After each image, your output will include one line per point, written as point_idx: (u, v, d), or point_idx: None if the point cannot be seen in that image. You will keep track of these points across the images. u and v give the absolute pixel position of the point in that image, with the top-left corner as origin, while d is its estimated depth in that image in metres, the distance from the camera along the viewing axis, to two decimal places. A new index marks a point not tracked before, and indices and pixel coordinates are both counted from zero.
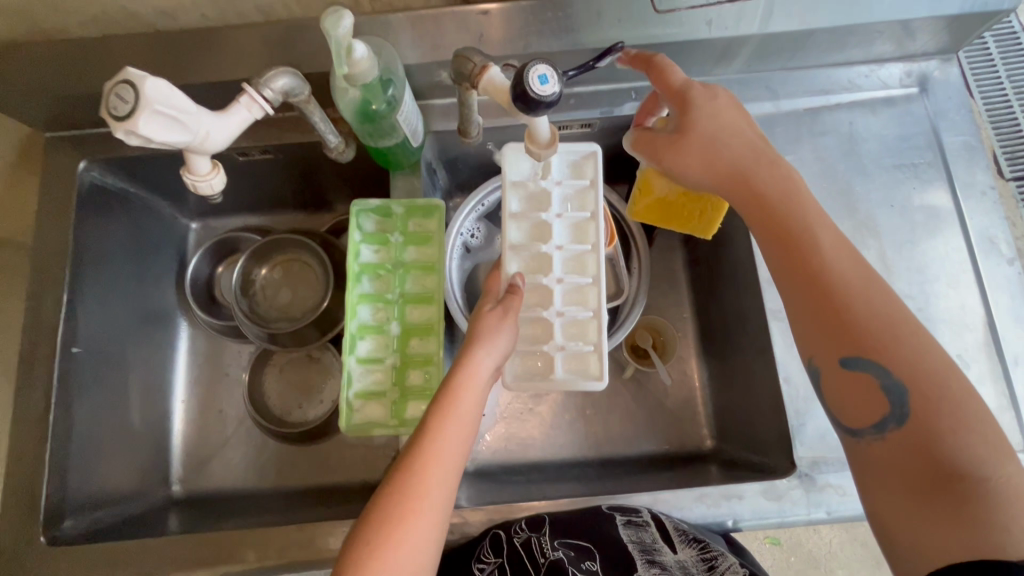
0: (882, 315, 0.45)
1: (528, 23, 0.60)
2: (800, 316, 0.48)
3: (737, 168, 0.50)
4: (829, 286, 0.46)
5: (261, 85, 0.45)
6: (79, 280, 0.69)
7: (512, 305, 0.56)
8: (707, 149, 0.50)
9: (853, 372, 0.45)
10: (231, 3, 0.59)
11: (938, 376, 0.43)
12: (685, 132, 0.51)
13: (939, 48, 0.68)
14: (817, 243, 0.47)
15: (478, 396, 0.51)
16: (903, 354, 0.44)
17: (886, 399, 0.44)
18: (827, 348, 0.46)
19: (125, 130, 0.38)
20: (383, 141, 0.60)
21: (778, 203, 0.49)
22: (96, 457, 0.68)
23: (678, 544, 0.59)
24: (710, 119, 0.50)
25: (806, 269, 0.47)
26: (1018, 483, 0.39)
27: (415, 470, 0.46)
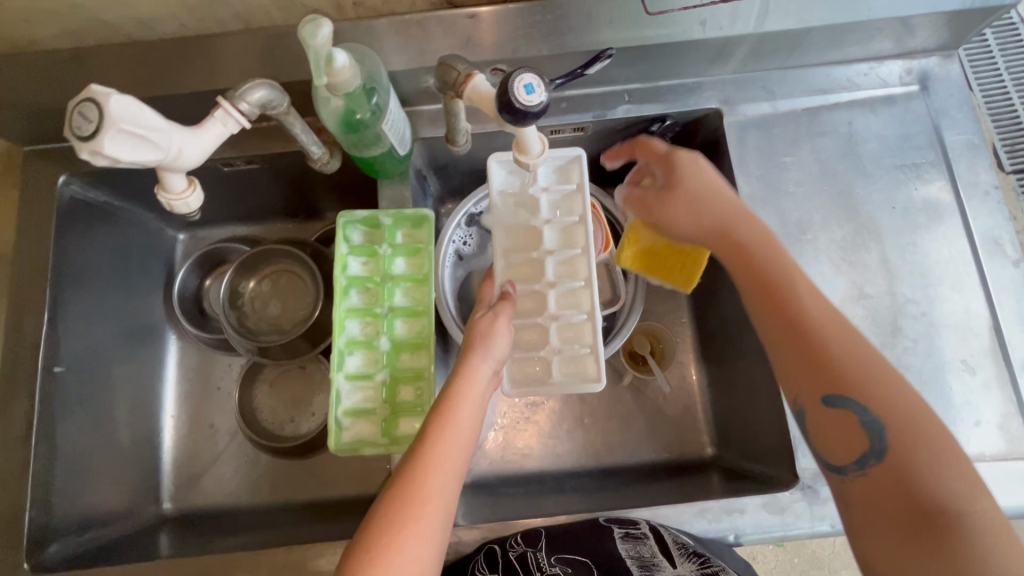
0: (855, 355, 0.45)
1: (516, 26, 0.59)
2: (781, 355, 0.48)
3: (721, 218, 0.52)
4: (806, 328, 0.47)
5: (236, 98, 0.46)
6: (61, 298, 0.67)
7: (504, 310, 0.56)
8: (692, 204, 0.53)
9: (834, 411, 0.45)
10: (210, 11, 0.57)
11: (915, 414, 0.43)
12: (671, 188, 0.55)
13: (939, 44, 0.67)
14: (794, 287, 0.48)
15: (477, 405, 0.51)
16: (879, 391, 0.44)
17: (867, 436, 0.44)
18: (807, 384, 0.46)
19: (89, 150, 0.38)
20: (369, 151, 0.58)
21: (757, 252, 0.51)
22: (82, 478, 0.67)
23: (678, 559, 0.57)
24: (693, 180, 0.54)
25: (786, 307, 0.48)
26: (994, 518, 0.39)
27: (416, 480, 0.46)
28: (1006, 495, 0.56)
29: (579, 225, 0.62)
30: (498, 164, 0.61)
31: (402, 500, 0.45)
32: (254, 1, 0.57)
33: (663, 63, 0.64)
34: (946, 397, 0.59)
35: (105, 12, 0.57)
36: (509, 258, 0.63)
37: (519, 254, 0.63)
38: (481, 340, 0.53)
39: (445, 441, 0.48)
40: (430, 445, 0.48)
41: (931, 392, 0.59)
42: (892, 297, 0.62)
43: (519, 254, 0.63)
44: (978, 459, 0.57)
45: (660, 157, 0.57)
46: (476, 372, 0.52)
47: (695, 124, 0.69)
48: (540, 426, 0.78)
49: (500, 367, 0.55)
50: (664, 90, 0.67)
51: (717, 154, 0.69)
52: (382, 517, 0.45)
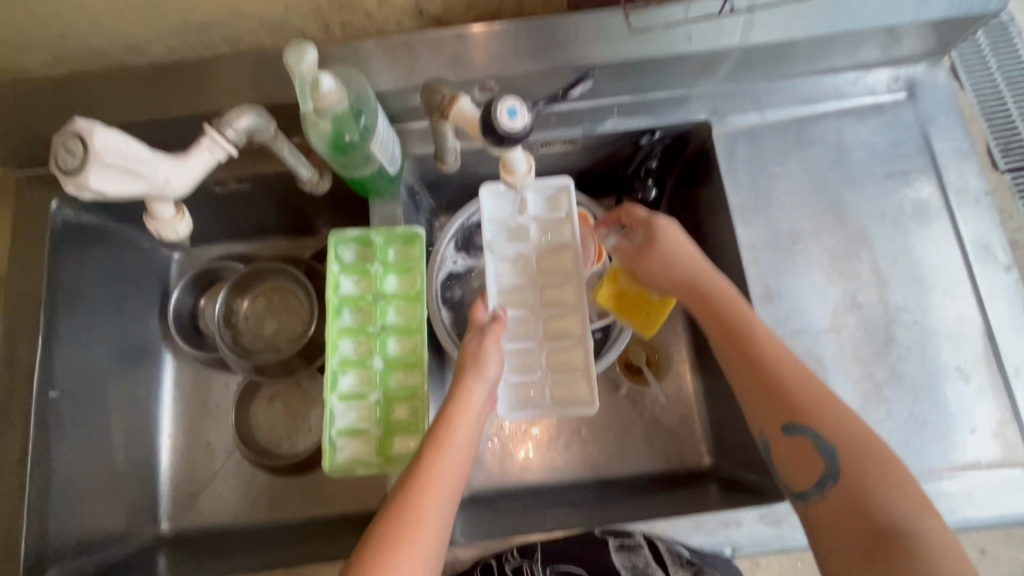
0: (808, 392, 0.51)
1: (503, 44, 0.59)
2: (747, 391, 0.53)
3: (694, 274, 0.58)
4: (762, 368, 0.53)
5: (223, 125, 0.49)
6: (54, 321, 0.66)
7: (495, 330, 0.57)
8: (669, 261, 0.59)
9: (794, 439, 0.50)
10: (198, 34, 0.58)
11: (863, 440, 0.49)
12: (652, 246, 0.60)
13: (925, 52, 0.67)
14: (749, 333, 0.54)
15: (472, 426, 0.52)
16: (830, 422, 0.50)
17: (822, 460, 0.49)
18: (769, 418, 0.52)
19: (75, 184, 0.40)
20: (359, 171, 0.59)
21: (722, 302, 0.56)
22: (78, 502, 0.66)
23: (671, 567, 0.58)
24: (669, 239, 0.60)
25: (747, 351, 0.54)
26: (942, 534, 0.44)
27: (411, 501, 0.47)
28: (1002, 502, 0.56)
29: (568, 248, 0.63)
30: (490, 194, 0.63)
31: (398, 520, 0.46)
32: (242, 24, 0.57)
33: (651, 76, 0.64)
34: (941, 404, 0.59)
35: (95, 37, 0.57)
36: (501, 278, 0.63)
37: (510, 275, 0.63)
38: (475, 361, 0.54)
39: (440, 461, 0.49)
40: (426, 466, 0.49)
41: (926, 401, 0.59)
42: (884, 306, 0.62)
43: (510, 275, 0.63)
44: (974, 466, 0.57)
45: (639, 218, 0.62)
46: (471, 394, 0.53)
47: (685, 135, 0.70)
48: (538, 438, 0.77)
49: (494, 389, 0.55)
50: (653, 103, 0.68)
51: (707, 165, 0.69)
52: (377, 537, 0.45)
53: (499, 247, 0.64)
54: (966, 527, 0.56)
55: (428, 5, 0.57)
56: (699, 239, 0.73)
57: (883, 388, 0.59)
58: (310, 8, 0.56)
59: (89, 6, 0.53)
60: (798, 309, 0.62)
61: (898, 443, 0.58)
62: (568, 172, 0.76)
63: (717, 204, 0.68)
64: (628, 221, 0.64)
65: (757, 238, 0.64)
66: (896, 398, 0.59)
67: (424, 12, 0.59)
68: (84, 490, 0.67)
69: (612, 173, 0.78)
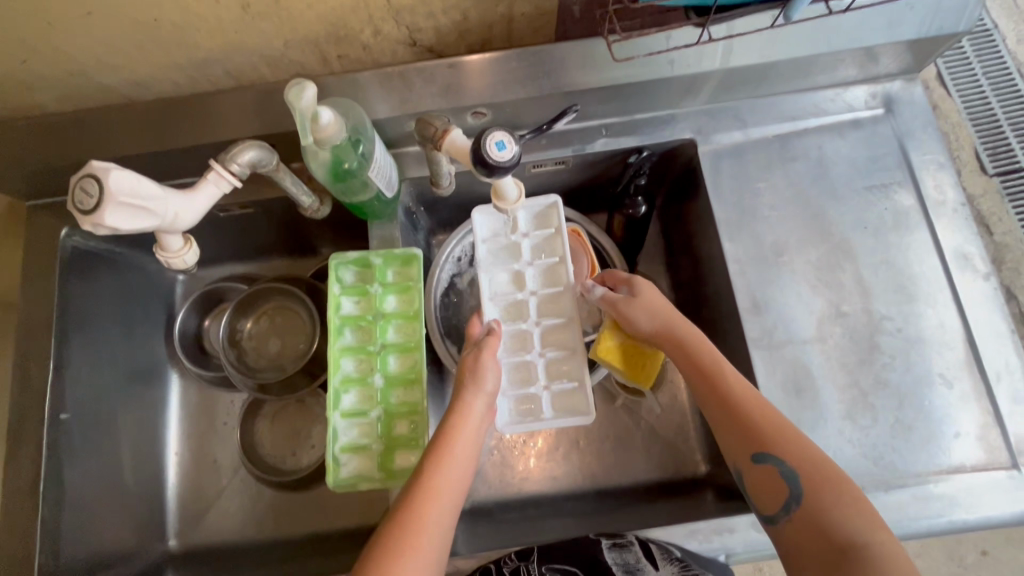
0: (771, 421, 0.53)
1: (493, 72, 0.62)
2: (718, 424, 0.55)
3: (670, 320, 0.59)
4: (726, 401, 0.54)
5: (228, 160, 0.53)
6: (66, 345, 0.69)
7: (491, 343, 0.58)
8: (651, 311, 0.60)
9: (762, 466, 0.52)
10: (202, 70, 0.61)
11: (825, 465, 0.50)
12: (637, 299, 0.60)
13: (901, 69, 0.70)
14: (715, 372, 0.55)
15: (472, 439, 0.54)
16: (792, 447, 0.51)
17: (786, 484, 0.51)
18: (738, 448, 0.54)
19: (91, 223, 0.45)
20: (359, 197, 0.61)
21: (692, 343, 0.57)
22: (89, 521, 0.68)
23: (661, 562, 0.59)
24: (648, 289, 0.61)
25: (713, 384, 0.55)
26: (893, 548, 0.45)
27: (413, 511, 0.49)
28: (987, 504, 0.58)
29: (561, 264, 0.65)
30: (481, 215, 0.65)
31: (401, 529, 0.48)
32: (245, 59, 0.60)
33: (636, 98, 0.67)
34: (926, 410, 0.61)
35: (104, 75, 0.60)
36: (496, 296, 0.65)
37: (504, 292, 0.65)
38: (474, 375, 0.56)
39: (442, 472, 0.51)
40: (429, 476, 0.51)
41: (911, 407, 0.61)
42: (868, 315, 0.64)
43: (505, 291, 0.65)
44: (959, 470, 0.59)
45: (621, 278, 0.64)
46: (471, 409, 0.54)
47: (671, 151, 0.72)
48: (539, 449, 0.78)
49: (492, 402, 0.57)
50: (639, 123, 0.71)
51: (694, 181, 0.72)
52: (381, 545, 0.47)
53: (492, 265, 0.66)
54: (952, 529, 0.58)
55: (422, 37, 0.60)
56: (689, 252, 0.76)
57: (869, 395, 0.61)
58: (308, 44, 0.58)
59: (100, 47, 0.56)
60: (785, 320, 0.64)
61: (884, 448, 0.60)
62: (560, 189, 0.79)
63: (704, 218, 0.70)
64: (611, 282, 0.65)
65: (743, 252, 0.66)
66: (882, 405, 0.61)
67: (417, 43, 0.61)
68: (94, 510, 0.69)
69: (603, 190, 0.80)
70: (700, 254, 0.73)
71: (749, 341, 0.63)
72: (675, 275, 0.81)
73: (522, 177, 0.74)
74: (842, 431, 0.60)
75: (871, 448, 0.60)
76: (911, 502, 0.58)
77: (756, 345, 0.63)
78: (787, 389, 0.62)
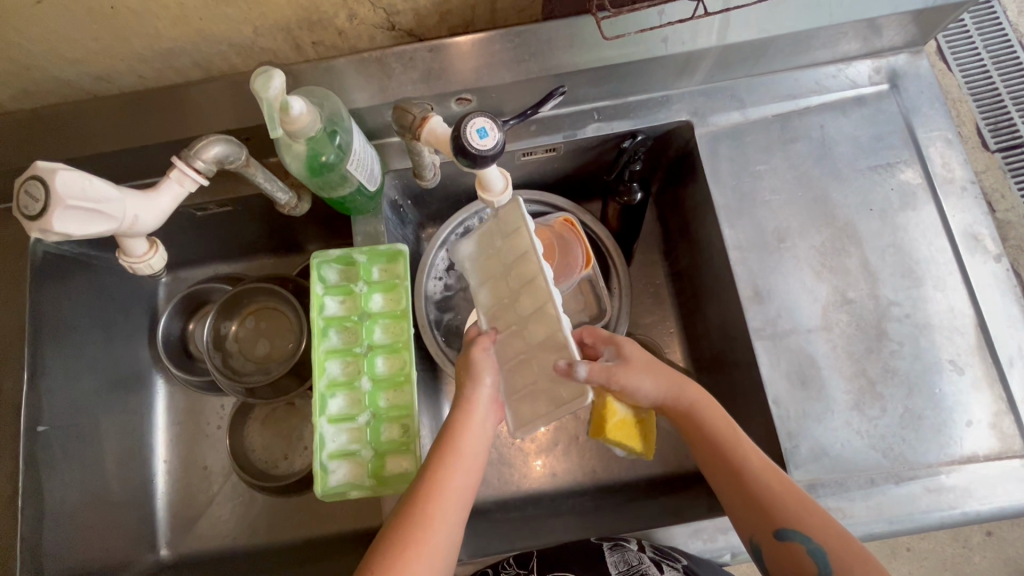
0: (787, 492, 0.52)
1: (477, 56, 0.58)
2: (734, 497, 0.53)
3: (675, 386, 0.56)
4: (743, 477, 0.53)
5: (192, 157, 0.50)
6: (40, 354, 0.65)
7: (482, 341, 0.55)
8: (655, 370, 0.56)
9: (786, 542, 0.50)
10: (168, 61, 0.57)
11: (848, 538, 0.50)
12: (628, 363, 0.55)
13: (905, 42, 0.66)
14: (733, 442, 0.54)
15: (479, 437, 0.52)
16: (812, 519, 0.50)
17: (812, 561, 0.49)
18: (758, 525, 0.52)
19: (39, 228, 0.42)
20: (337, 192, 0.59)
21: (696, 412, 0.56)
22: (74, 536, 0.65)
23: (664, 566, 0.57)
24: (639, 349, 0.58)
25: (729, 460, 0.53)
26: None
27: (421, 508, 0.47)
28: (1000, 495, 0.55)
29: (530, 255, 0.52)
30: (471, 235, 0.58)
31: (410, 526, 0.46)
32: (212, 48, 0.56)
33: (628, 80, 0.64)
34: (937, 398, 0.58)
35: (63, 69, 0.56)
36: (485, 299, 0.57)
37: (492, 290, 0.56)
38: (471, 374, 0.54)
39: (451, 469, 0.50)
40: (436, 475, 0.49)
41: (921, 396, 0.58)
42: (875, 300, 0.62)
43: (494, 291, 0.56)
44: (971, 460, 0.57)
45: (602, 337, 0.59)
46: (476, 408, 0.53)
47: (667, 135, 0.70)
48: (538, 446, 0.76)
49: (496, 395, 0.55)
50: (633, 106, 0.67)
51: (691, 165, 0.69)
52: (389, 539, 0.46)
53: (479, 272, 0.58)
54: (965, 520, 0.56)
55: (400, 20, 0.56)
56: (687, 239, 0.73)
57: (876, 384, 0.59)
58: (279, 30, 0.55)
59: (55, 38, 0.52)
60: (788, 308, 0.61)
61: (894, 439, 0.57)
62: (552, 177, 0.76)
63: (703, 205, 0.67)
64: (595, 345, 0.59)
65: (744, 239, 0.64)
66: (890, 394, 0.59)
67: (396, 27, 0.57)
68: (79, 524, 0.66)
69: (597, 177, 0.77)
70: (698, 242, 0.70)
71: (752, 332, 0.61)
72: (672, 263, 0.79)
73: (512, 165, 0.71)
74: (850, 422, 0.58)
75: (881, 439, 0.57)
76: (922, 495, 0.56)
77: (759, 336, 0.61)
78: (791, 380, 0.59)
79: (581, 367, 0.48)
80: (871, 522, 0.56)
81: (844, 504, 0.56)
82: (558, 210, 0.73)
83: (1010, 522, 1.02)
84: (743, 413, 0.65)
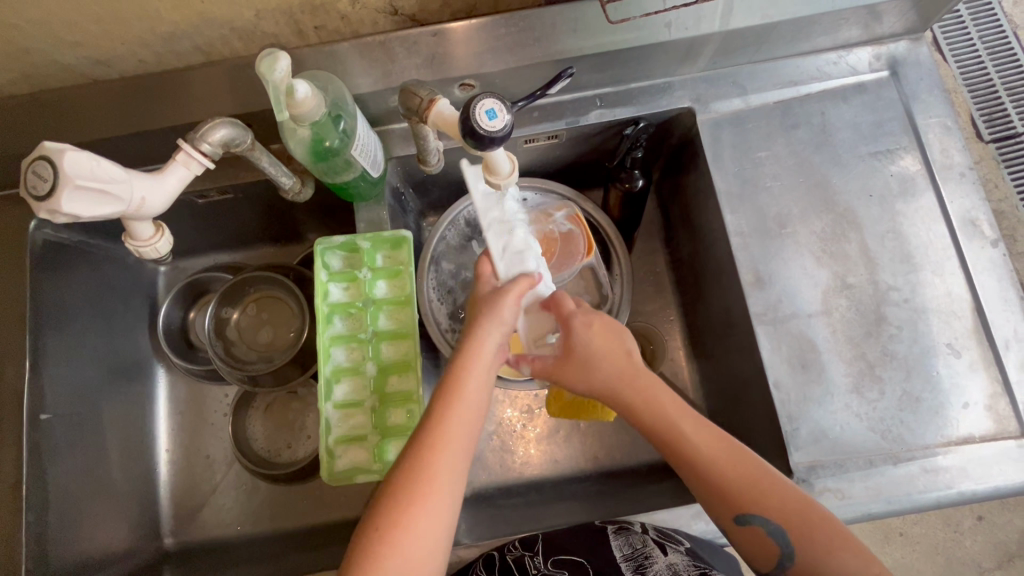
0: (751, 478, 0.51)
1: (481, 42, 0.58)
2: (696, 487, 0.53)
3: (610, 384, 0.55)
4: (695, 463, 0.52)
5: (198, 140, 0.50)
6: (42, 341, 0.64)
7: (518, 287, 0.54)
8: (590, 369, 0.56)
9: (748, 525, 0.51)
10: (169, 45, 0.56)
11: (811, 514, 0.50)
12: (568, 357, 0.56)
13: (906, 29, 0.67)
14: (679, 439, 0.52)
15: (480, 385, 0.50)
16: (772, 501, 0.50)
17: (773, 540, 0.50)
18: (720, 511, 0.51)
19: (47, 209, 0.42)
20: (342, 177, 0.59)
21: (643, 406, 0.54)
22: (77, 524, 0.65)
23: (668, 548, 0.58)
24: (586, 338, 0.56)
25: (682, 453, 0.52)
26: None
27: (420, 461, 0.46)
28: (995, 475, 0.57)
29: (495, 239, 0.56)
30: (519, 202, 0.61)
31: (410, 480, 0.45)
32: (213, 33, 0.55)
33: (630, 65, 0.64)
34: (933, 380, 0.59)
35: (62, 53, 0.55)
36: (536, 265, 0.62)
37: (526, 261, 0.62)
38: (491, 311, 0.53)
39: (450, 418, 0.48)
40: (430, 427, 0.47)
41: (919, 378, 0.59)
42: (874, 286, 0.62)
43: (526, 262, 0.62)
44: (968, 440, 0.58)
45: (563, 315, 0.58)
46: (483, 345, 0.51)
47: (669, 122, 0.70)
48: (538, 434, 0.77)
49: (507, 337, 0.54)
50: (635, 92, 0.68)
51: (692, 152, 0.70)
52: (390, 496, 0.45)
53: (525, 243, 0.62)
54: (961, 500, 0.57)
55: (403, 5, 0.56)
56: (688, 226, 0.74)
57: (875, 367, 0.60)
58: (281, 14, 0.54)
59: (53, 23, 0.51)
60: (789, 293, 0.62)
61: (892, 421, 0.58)
62: (554, 165, 0.76)
63: (704, 191, 0.68)
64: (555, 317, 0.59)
65: (746, 225, 0.64)
66: (889, 377, 0.59)
67: (399, 12, 0.57)
68: (82, 512, 0.66)
69: (598, 165, 0.77)
70: (699, 229, 0.71)
71: (753, 317, 0.61)
72: (673, 251, 0.79)
73: (514, 152, 0.71)
74: (849, 405, 0.59)
75: (878, 421, 0.58)
76: (920, 475, 0.57)
77: (759, 321, 0.61)
78: (792, 364, 0.60)
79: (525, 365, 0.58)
80: (870, 502, 0.57)
81: (843, 485, 0.57)
82: (559, 198, 0.73)
83: (999, 507, 1.04)
84: (745, 397, 0.65)
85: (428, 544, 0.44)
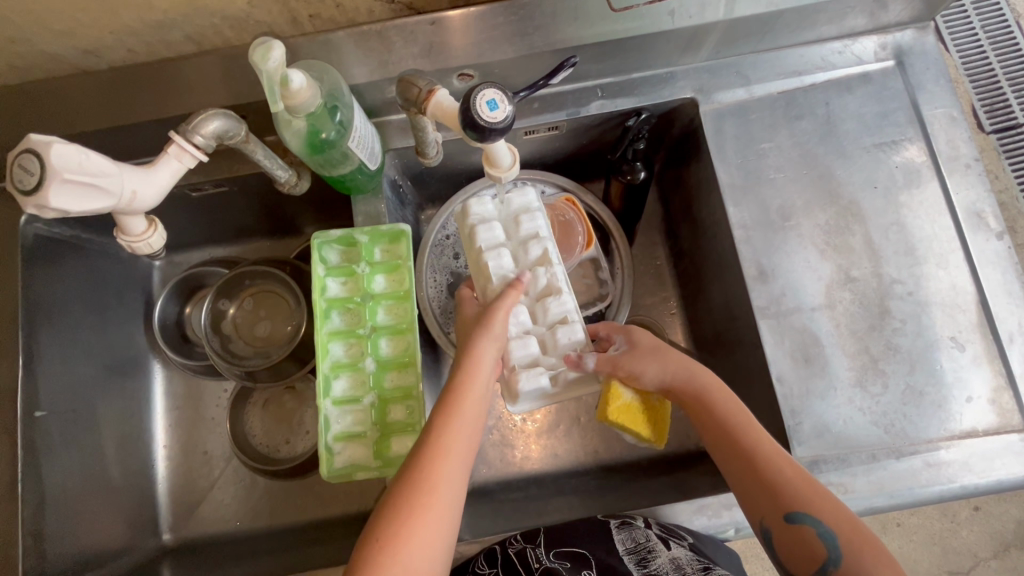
0: (799, 480, 0.50)
1: (479, 31, 0.57)
2: (745, 485, 0.51)
3: (683, 371, 0.56)
4: (756, 458, 0.51)
5: (190, 132, 0.49)
6: (35, 338, 0.63)
7: (509, 297, 0.56)
8: (660, 358, 0.56)
9: (797, 526, 0.49)
10: (159, 34, 0.55)
11: (859, 523, 0.48)
12: (636, 349, 0.57)
13: (912, 17, 0.65)
14: (755, 438, 0.52)
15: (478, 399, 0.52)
16: (821, 504, 0.49)
17: (823, 543, 0.48)
18: (769, 510, 0.50)
19: (34, 204, 0.41)
20: (338, 170, 0.58)
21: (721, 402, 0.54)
22: (74, 521, 0.65)
23: (671, 542, 0.59)
24: (649, 335, 0.58)
25: (744, 449, 0.51)
26: None
27: (421, 467, 0.47)
28: (999, 468, 0.56)
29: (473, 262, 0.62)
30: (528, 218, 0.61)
31: (412, 487, 0.45)
32: (204, 21, 0.54)
33: (632, 55, 0.62)
34: (936, 374, 0.59)
35: (49, 42, 0.54)
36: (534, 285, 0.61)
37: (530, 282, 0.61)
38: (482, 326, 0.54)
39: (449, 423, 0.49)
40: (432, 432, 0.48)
41: (922, 371, 0.59)
42: (878, 279, 0.62)
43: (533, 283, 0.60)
44: (971, 435, 0.57)
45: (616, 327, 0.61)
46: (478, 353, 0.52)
47: (671, 113, 0.69)
48: (538, 428, 0.76)
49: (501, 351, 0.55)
50: (637, 82, 0.66)
51: (694, 143, 0.68)
52: (392, 502, 0.45)
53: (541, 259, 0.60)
54: (964, 493, 0.57)
55: None
56: (689, 219, 0.73)
57: (878, 361, 0.59)
58: (275, 2, 0.52)
59: (40, 13, 0.50)
60: (793, 287, 0.61)
61: (895, 415, 0.58)
62: (554, 156, 0.75)
63: (706, 183, 0.67)
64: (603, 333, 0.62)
65: (749, 218, 0.63)
66: (892, 370, 0.59)
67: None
68: (79, 509, 0.65)
69: (599, 156, 0.76)
70: (701, 221, 0.70)
71: (755, 310, 0.61)
72: (674, 244, 0.78)
73: (514, 144, 0.70)
74: (852, 400, 0.58)
75: (882, 416, 0.58)
76: (922, 469, 0.57)
77: (762, 315, 0.61)
78: (795, 359, 0.59)
79: (588, 359, 0.56)
80: (873, 496, 0.56)
81: (845, 479, 0.57)
82: (559, 190, 0.72)
83: (997, 497, 1.04)
84: (746, 392, 0.65)
85: (429, 540, 0.44)
